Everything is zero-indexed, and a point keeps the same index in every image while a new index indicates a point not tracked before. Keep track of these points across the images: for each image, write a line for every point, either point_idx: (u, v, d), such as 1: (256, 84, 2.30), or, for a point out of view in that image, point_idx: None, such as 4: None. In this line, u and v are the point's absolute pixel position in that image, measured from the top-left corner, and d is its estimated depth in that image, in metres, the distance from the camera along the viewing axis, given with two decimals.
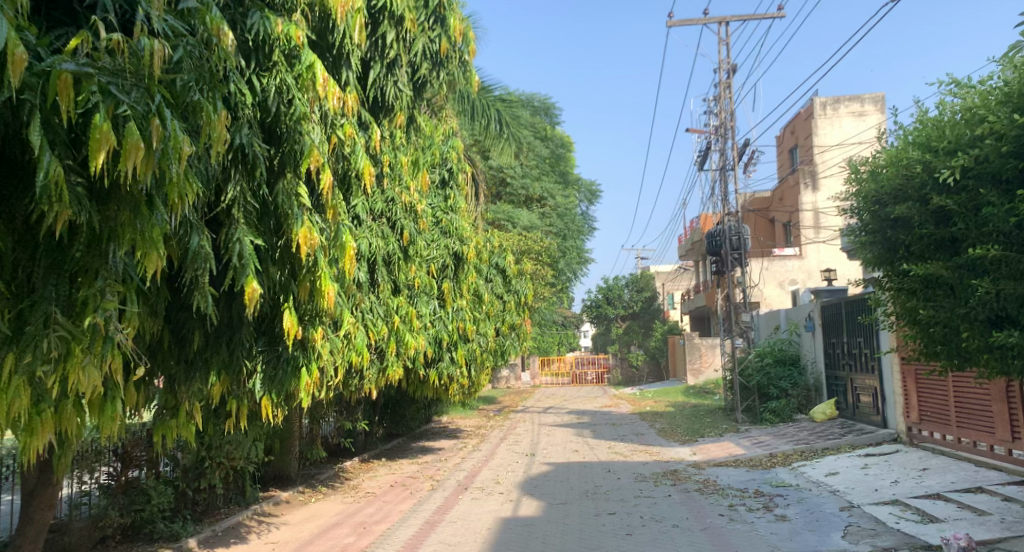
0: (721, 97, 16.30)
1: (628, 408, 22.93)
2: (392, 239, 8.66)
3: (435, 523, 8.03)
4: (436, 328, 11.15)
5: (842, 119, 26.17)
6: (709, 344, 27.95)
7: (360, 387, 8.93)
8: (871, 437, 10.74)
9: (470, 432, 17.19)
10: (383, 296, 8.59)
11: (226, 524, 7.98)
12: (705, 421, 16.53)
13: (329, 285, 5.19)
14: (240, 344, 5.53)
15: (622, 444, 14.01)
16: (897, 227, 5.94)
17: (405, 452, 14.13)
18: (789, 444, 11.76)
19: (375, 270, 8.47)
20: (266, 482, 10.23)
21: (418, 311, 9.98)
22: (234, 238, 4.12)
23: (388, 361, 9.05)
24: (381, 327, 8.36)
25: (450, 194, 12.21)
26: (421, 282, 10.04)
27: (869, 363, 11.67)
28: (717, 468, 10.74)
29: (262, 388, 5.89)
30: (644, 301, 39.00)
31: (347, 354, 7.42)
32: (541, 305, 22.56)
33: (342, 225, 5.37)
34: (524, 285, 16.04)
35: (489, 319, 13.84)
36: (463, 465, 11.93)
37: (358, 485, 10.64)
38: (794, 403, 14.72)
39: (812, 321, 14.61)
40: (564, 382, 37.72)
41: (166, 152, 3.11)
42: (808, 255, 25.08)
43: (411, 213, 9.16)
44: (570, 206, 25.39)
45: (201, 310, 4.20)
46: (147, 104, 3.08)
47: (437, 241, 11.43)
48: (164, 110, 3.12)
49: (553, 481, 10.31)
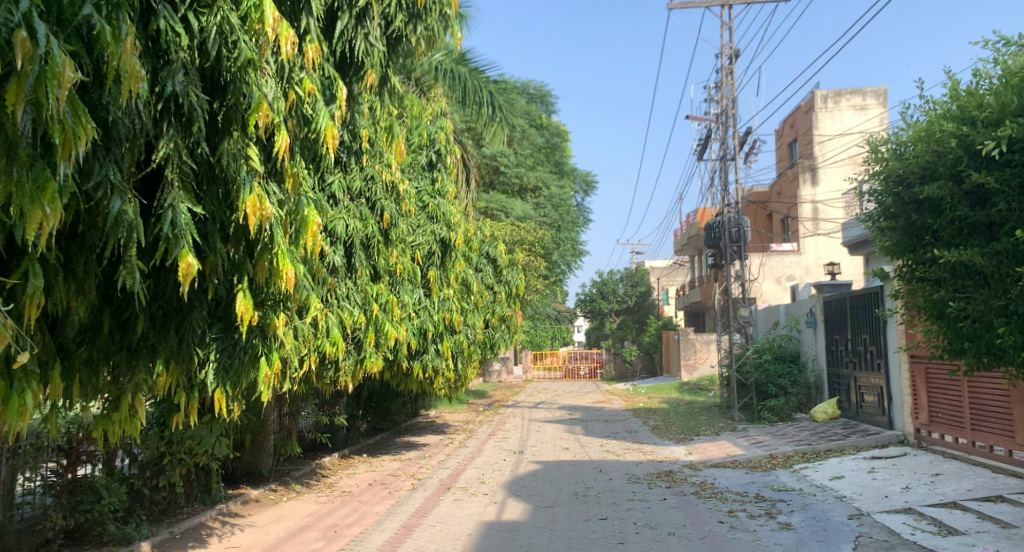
0: (723, 84, 15.74)
1: (620, 404, 22.37)
2: (371, 221, 8.08)
3: (412, 527, 7.45)
4: (421, 319, 10.58)
5: (843, 112, 25.51)
6: (704, 340, 27.42)
7: (337, 380, 8.36)
8: (876, 439, 10.23)
9: (457, 427, 16.64)
10: (361, 282, 8.02)
11: (186, 525, 7.42)
12: (700, 419, 15.99)
13: (287, 264, 4.64)
14: (191, 330, 5.02)
15: (614, 442, 13.46)
16: (923, 211, 5.41)
17: (389, 447, 13.57)
18: (789, 445, 11.23)
19: (352, 254, 7.94)
20: (235, 479, 9.67)
21: (400, 299, 9.38)
22: (166, 203, 3.55)
23: (366, 352, 8.45)
24: (359, 314, 7.81)
25: (438, 176, 11.61)
26: (405, 269, 9.45)
27: (875, 362, 11.12)
28: (714, 470, 10.21)
29: (216, 380, 5.32)
30: (638, 295, 38.11)
31: (319, 345, 6.88)
32: (533, 298, 21.96)
33: (304, 197, 4.82)
34: (516, 275, 15.45)
35: (477, 310, 13.23)
36: (447, 463, 11.37)
37: (335, 483, 10.06)
38: (794, 401, 14.19)
39: (814, 317, 14.09)
40: (557, 376, 37.22)
41: (43, 77, 2.67)
42: (807, 251, 24.57)
43: (393, 196, 8.57)
44: (565, 197, 24.76)
45: (130, 291, 3.62)
46: (9, 13, 2.62)
47: (423, 226, 10.84)
48: (33, 22, 2.65)
49: (542, 481, 9.76)
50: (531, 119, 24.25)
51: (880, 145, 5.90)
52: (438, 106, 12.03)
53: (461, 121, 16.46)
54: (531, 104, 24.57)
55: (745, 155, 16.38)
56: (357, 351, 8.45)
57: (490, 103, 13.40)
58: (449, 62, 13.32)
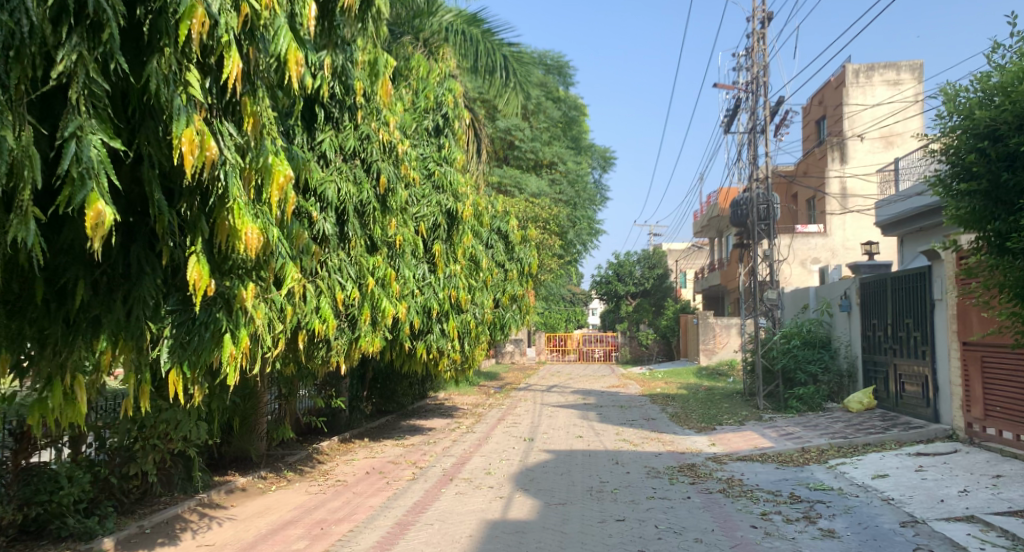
0: (754, 50, 15.16)
1: (637, 389, 21.59)
2: (366, 185, 7.24)
3: (408, 525, 6.68)
4: (425, 296, 9.81)
5: (875, 88, 24.27)
6: (724, 324, 26.47)
7: (329, 361, 7.59)
8: (920, 433, 9.41)
9: (465, 411, 15.88)
10: (355, 253, 7.23)
11: (159, 518, 6.60)
12: (721, 406, 15.15)
13: (247, 222, 3.85)
14: (142, 302, 4.21)
15: (631, 430, 12.66)
16: (1017, 170, 4.63)
17: (393, 431, 12.83)
18: (823, 437, 10.38)
19: (345, 221, 7.15)
20: (224, 464, 8.91)
21: (399, 274, 8.57)
22: (67, 131, 2.76)
23: (361, 331, 7.59)
24: (354, 290, 7.06)
25: (445, 143, 10.83)
26: (405, 240, 8.64)
27: (919, 349, 10.30)
28: (741, 464, 9.39)
29: (171, 359, 4.52)
30: (656, 278, 37.10)
31: (306, 322, 6.30)
32: (547, 278, 21.10)
33: (271, 140, 4.02)
34: (529, 253, 14.56)
35: (487, 288, 12.39)
36: (452, 450, 10.61)
37: (330, 470, 9.30)
38: (825, 390, 13.32)
39: (849, 300, 13.23)
40: (570, 358, 36.58)
41: None
42: (834, 232, 23.72)
43: (392, 159, 7.70)
44: (582, 173, 23.82)
45: (25, 245, 2.84)
46: None
47: (427, 197, 10.02)
48: None
49: (553, 473, 8.97)
50: (547, 91, 23.30)
51: (962, 93, 5.12)
52: (446, 68, 11.17)
53: (474, 89, 15.60)
54: (548, 76, 23.59)
55: (775, 127, 15.56)
56: (351, 330, 7.62)
57: (503, 67, 12.42)
58: (460, 23, 12.34)
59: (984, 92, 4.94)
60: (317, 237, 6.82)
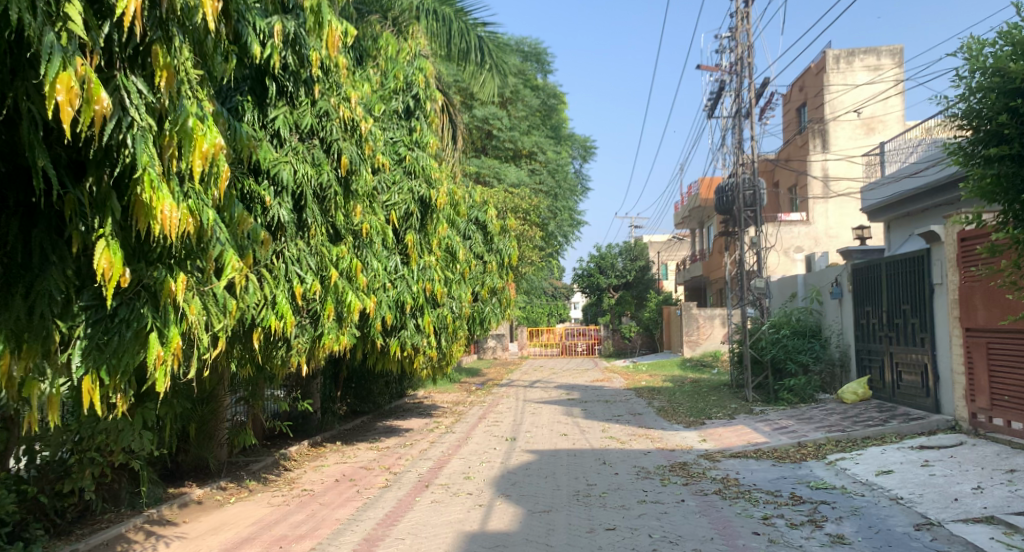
0: (738, 30, 14.80)
1: (621, 383, 21.12)
2: (326, 167, 6.58)
3: (377, 540, 6.06)
4: (397, 289, 9.17)
5: (856, 74, 23.86)
6: (708, 315, 26.00)
7: (290, 362, 6.95)
8: (922, 424, 8.96)
9: (445, 410, 15.25)
10: (315, 243, 6.61)
11: (98, 539, 5.92)
12: (709, 399, 14.64)
13: (164, 198, 3.21)
14: (46, 295, 3.60)
15: (617, 426, 12.10)
16: None
17: (367, 433, 12.17)
18: (819, 431, 9.88)
19: (303, 207, 6.51)
20: (179, 475, 8.18)
21: (366, 265, 7.93)
22: None
23: (325, 328, 6.94)
24: (314, 283, 6.45)
25: (416, 125, 10.16)
26: (373, 228, 7.98)
27: (918, 336, 9.83)
28: (735, 461, 8.87)
29: (85, 365, 3.81)
30: (638, 270, 36.50)
31: (260, 319, 5.83)
32: (528, 271, 20.44)
33: (189, 99, 3.40)
34: (509, 243, 13.93)
35: (464, 281, 11.74)
36: (429, 453, 9.99)
37: (297, 478, 8.63)
38: (816, 380, 12.85)
39: (840, 287, 12.77)
40: (553, 353, 36.15)
41: None
42: (817, 220, 23.61)
43: (354, 138, 6.97)
44: (562, 162, 23.18)
45: None
46: None
47: (398, 183, 9.39)
48: None
49: (536, 476, 8.37)
50: (525, 79, 22.70)
51: (987, 49, 4.65)
52: (418, 47, 10.50)
53: (449, 74, 14.95)
54: (525, 63, 22.95)
55: (760, 111, 15.11)
56: (313, 327, 6.97)
57: (478, 48, 11.82)
58: (431, 2, 11.70)
59: (1013, 47, 4.49)
60: (271, 225, 6.25)
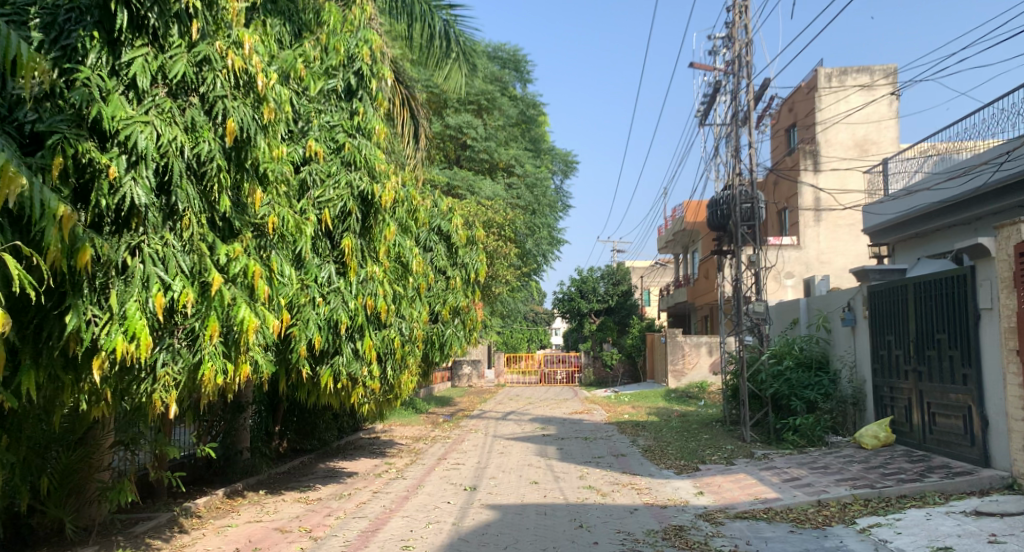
0: (735, 26, 13.36)
1: (602, 415, 19.38)
2: (205, 135, 4.81)
3: None
4: (328, 306, 7.41)
5: (849, 93, 22.39)
6: (693, 343, 24.18)
7: (158, 402, 5.07)
8: (971, 482, 7.32)
9: (402, 447, 13.39)
10: (187, 236, 4.84)
11: None
12: (701, 439, 12.89)
13: None
14: None
15: (596, 472, 10.33)
16: None
17: (303, 477, 10.29)
18: (841, 484, 8.17)
19: (172, 187, 4.75)
20: (34, 543, 6.36)
21: (279, 270, 6.11)
22: None
23: (204, 351, 5.00)
24: (185, 291, 4.68)
25: (359, 107, 8.38)
26: (285, 224, 6.22)
27: (958, 373, 8.17)
28: (743, 525, 7.14)
29: None
30: (621, 294, 34.69)
31: (103, 340, 4.30)
32: (501, 293, 18.64)
33: None
34: (477, 257, 11.89)
35: (419, 296, 9.96)
36: (367, 508, 8.15)
37: (189, 545, 6.75)
38: (826, 421, 11.16)
39: (852, 312, 11.17)
40: (531, 381, 34.44)
41: None
42: (808, 244, 22.32)
43: (249, 99, 5.18)
44: (542, 176, 21.42)
45: None
46: None
47: (333, 176, 7.76)
48: None
49: (492, 546, 6.52)
50: (502, 86, 21.06)
51: None
52: (367, 18, 8.78)
53: (410, 68, 13.30)
54: (503, 70, 21.39)
55: (759, 117, 13.60)
56: (190, 352, 5.06)
57: (441, 33, 10.19)
58: None
59: None
60: (121, 211, 4.52)
